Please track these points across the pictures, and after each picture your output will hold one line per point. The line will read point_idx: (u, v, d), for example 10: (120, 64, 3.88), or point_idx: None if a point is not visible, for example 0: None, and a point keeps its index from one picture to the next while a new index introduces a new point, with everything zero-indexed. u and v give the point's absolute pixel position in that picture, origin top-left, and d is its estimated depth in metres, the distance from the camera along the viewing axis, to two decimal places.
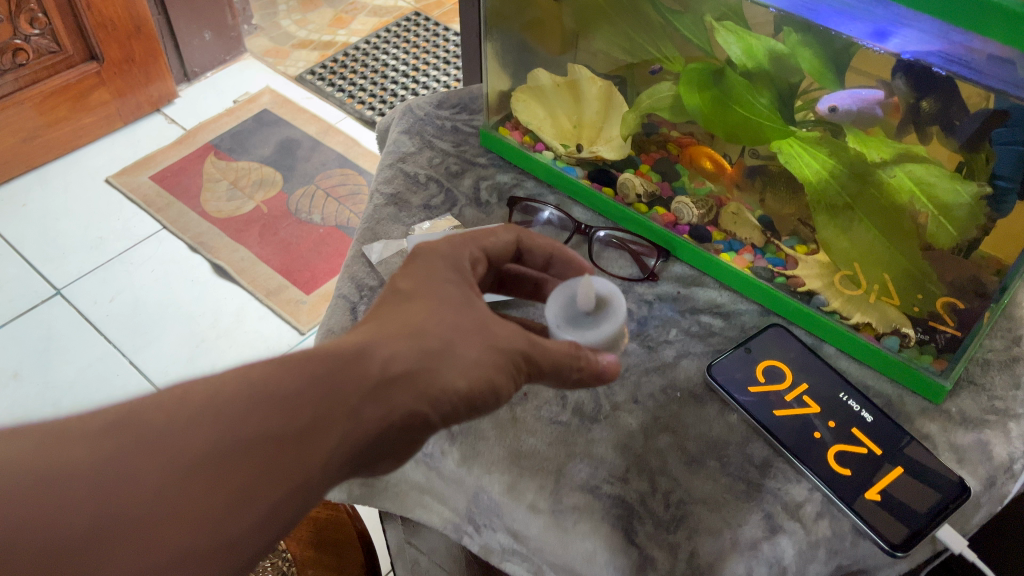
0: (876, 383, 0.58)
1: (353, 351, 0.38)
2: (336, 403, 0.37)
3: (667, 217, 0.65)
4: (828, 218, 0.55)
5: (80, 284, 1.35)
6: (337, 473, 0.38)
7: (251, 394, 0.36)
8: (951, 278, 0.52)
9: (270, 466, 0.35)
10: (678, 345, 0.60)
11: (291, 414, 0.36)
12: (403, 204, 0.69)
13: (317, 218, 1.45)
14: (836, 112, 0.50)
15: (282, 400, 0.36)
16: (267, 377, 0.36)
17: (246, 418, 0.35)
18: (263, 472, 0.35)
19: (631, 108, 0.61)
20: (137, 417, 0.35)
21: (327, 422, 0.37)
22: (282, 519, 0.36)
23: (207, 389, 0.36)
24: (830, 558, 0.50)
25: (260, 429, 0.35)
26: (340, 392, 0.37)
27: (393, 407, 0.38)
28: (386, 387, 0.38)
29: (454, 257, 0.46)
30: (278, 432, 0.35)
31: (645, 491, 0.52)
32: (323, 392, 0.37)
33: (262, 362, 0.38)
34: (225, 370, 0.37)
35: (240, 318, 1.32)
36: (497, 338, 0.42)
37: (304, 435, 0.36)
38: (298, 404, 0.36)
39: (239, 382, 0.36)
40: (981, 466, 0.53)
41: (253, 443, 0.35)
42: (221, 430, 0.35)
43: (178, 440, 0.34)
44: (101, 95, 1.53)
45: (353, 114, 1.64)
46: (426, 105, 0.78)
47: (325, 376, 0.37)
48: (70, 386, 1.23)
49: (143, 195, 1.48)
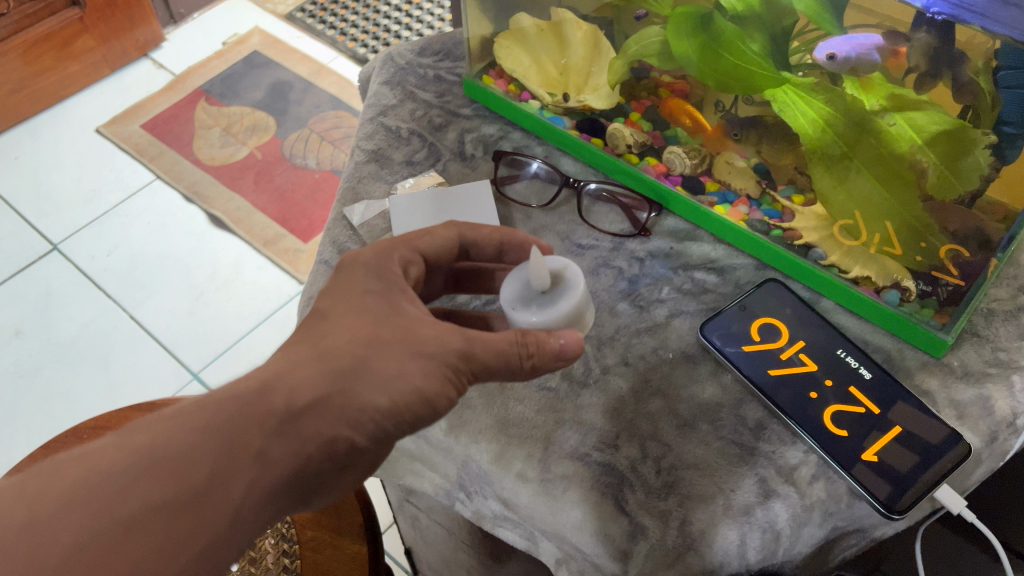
0: (875, 338, 0.56)
1: (257, 389, 0.38)
2: (235, 455, 0.36)
3: (658, 168, 0.63)
4: (824, 169, 0.52)
5: (75, 239, 1.34)
6: (258, 516, 0.38)
7: (137, 461, 0.36)
8: (955, 228, 0.49)
9: (172, 532, 0.36)
10: (671, 304, 0.59)
11: (182, 475, 0.36)
12: (384, 160, 0.67)
13: (312, 163, 1.42)
14: (834, 60, 0.48)
15: (170, 463, 0.36)
16: (158, 439, 0.36)
17: (140, 486, 0.36)
18: (161, 540, 0.35)
19: (619, 53, 0.59)
20: (36, 494, 0.36)
21: (226, 476, 0.36)
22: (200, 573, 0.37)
23: (91, 464, 0.36)
24: (826, 520, 0.49)
25: (148, 499, 0.35)
26: (242, 438, 0.37)
27: (306, 443, 0.37)
28: (294, 422, 0.37)
29: (379, 264, 0.44)
30: (168, 498, 0.36)
31: (635, 457, 0.51)
32: (217, 446, 0.36)
33: (159, 420, 0.38)
34: (120, 435, 0.37)
35: (238, 269, 1.30)
36: (445, 351, 0.40)
37: (200, 495, 0.36)
38: (191, 463, 0.36)
39: (125, 452, 0.36)
40: (982, 422, 0.51)
41: (148, 511, 0.35)
42: (106, 506, 0.35)
43: (60, 526, 0.35)
44: (86, 42, 1.48)
45: (346, 52, 1.59)
46: (407, 53, 0.75)
47: (221, 426, 0.37)
48: (71, 343, 1.23)
49: (135, 145, 1.45)
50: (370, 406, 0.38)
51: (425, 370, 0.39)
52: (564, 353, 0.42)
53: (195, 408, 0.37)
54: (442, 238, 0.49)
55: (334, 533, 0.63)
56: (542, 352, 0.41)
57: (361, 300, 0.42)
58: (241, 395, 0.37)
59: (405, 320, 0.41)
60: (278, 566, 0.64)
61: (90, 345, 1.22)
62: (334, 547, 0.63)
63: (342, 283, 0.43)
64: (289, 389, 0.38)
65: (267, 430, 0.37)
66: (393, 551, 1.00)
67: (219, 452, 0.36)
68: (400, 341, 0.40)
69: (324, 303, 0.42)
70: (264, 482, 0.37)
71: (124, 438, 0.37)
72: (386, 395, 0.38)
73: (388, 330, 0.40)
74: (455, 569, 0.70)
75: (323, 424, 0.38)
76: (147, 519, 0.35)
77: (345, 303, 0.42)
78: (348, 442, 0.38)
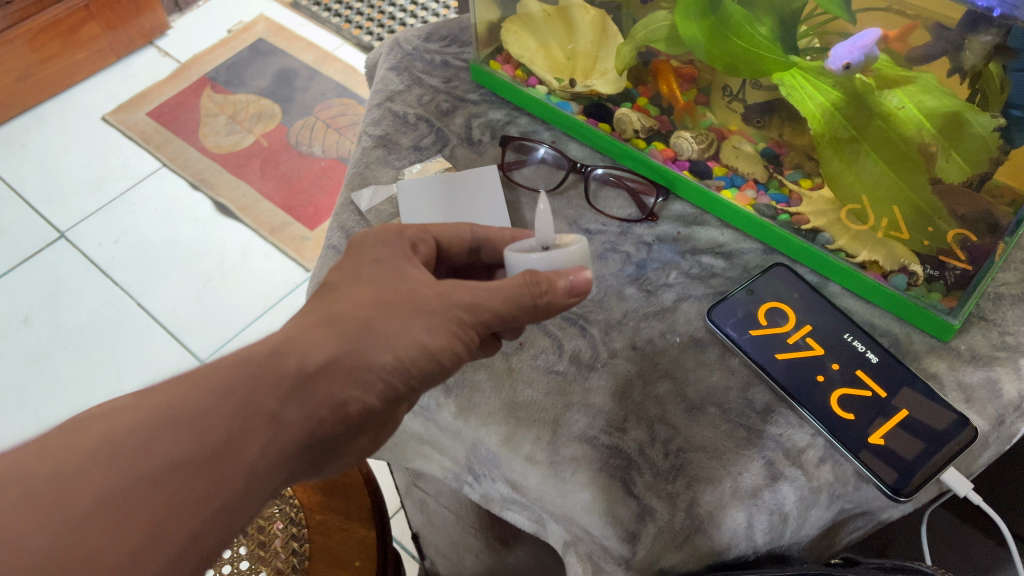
0: (882, 322, 0.56)
1: (268, 354, 0.37)
2: (251, 414, 0.36)
3: (666, 153, 0.63)
4: (833, 152, 0.52)
5: (83, 226, 1.34)
6: (271, 481, 0.37)
7: (156, 419, 0.35)
8: (963, 212, 0.49)
9: (193, 487, 0.34)
10: (678, 288, 0.59)
11: (201, 435, 0.35)
12: (392, 145, 0.67)
13: (318, 150, 1.42)
14: (851, 69, 0.47)
15: (189, 420, 0.35)
16: (173, 399, 0.35)
17: (157, 443, 0.34)
18: (182, 497, 0.34)
19: (627, 38, 0.59)
20: (50, 454, 0.34)
21: (243, 435, 0.36)
22: (218, 535, 0.35)
23: (110, 423, 0.35)
24: (833, 502, 0.49)
25: (170, 455, 0.34)
26: (257, 399, 0.36)
27: (317, 405, 0.38)
28: (306, 385, 0.37)
29: (387, 236, 0.45)
30: (189, 455, 0.34)
31: (643, 440, 0.51)
32: (234, 406, 0.36)
33: (169, 384, 0.37)
34: (128, 399, 0.36)
35: (245, 256, 1.31)
36: (450, 305, 0.41)
37: (219, 452, 0.35)
38: (208, 423, 0.35)
39: (145, 410, 0.35)
40: (990, 405, 0.52)
41: (169, 468, 0.34)
42: (126, 464, 0.34)
43: (75, 484, 0.33)
44: (92, 29, 1.47)
45: (351, 40, 1.59)
46: (414, 38, 0.75)
47: (236, 388, 0.36)
48: (80, 330, 1.23)
49: (141, 133, 1.45)
50: (378, 365, 0.39)
51: (429, 326, 0.40)
52: (574, 291, 0.43)
53: (209, 371, 0.37)
54: (455, 231, 0.49)
55: (343, 518, 0.65)
56: (553, 290, 0.42)
57: (369, 267, 0.43)
58: (256, 357, 0.37)
59: (407, 284, 0.42)
60: (285, 550, 0.62)
61: (99, 332, 1.23)
62: (343, 530, 0.64)
63: (354, 263, 0.43)
64: (301, 352, 0.38)
65: (283, 389, 0.37)
66: (401, 537, 1.01)
67: (236, 410, 0.36)
68: (403, 301, 0.41)
69: (334, 279, 0.43)
70: (279, 444, 0.37)
71: (140, 399, 0.36)
72: (391, 352, 0.39)
73: (393, 295, 0.41)
74: (463, 553, 0.71)
75: (333, 386, 0.38)
76: (168, 476, 0.34)
77: (353, 272, 0.42)
78: (358, 403, 0.39)
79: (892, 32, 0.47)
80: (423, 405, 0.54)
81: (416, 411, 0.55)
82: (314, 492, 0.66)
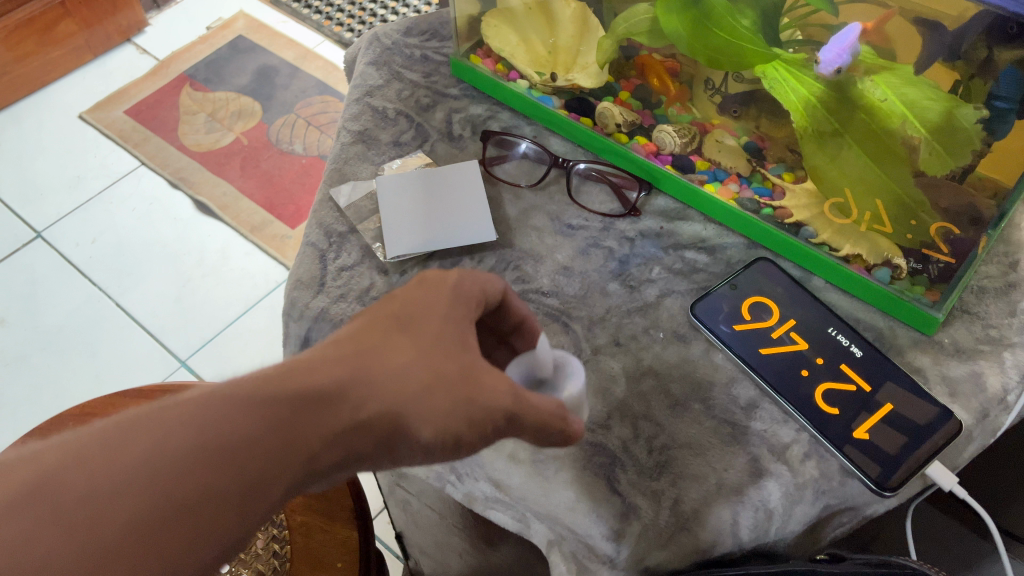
0: (866, 317, 0.56)
1: (330, 389, 0.32)
2: (299, 453, 0.31)
3: (648, 147, 0.62)
4: (816, 146, 0.52)
5: (60, 226, 1.32)
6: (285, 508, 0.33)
7: (199, 447, 0.30)
8: (946, 204, 0.49)
9: (216, 528, 0.30)
10: (661, 284, 0.58)
11: (242, 472, 0.30)
12: (372, 141, 0.66)
13: (298, 148, 1.41)
14: (841, 71, 0.48)
15: (232, 452, 0.30)
16: (218, 423, 0.30)
17: (194, 474, 0.29)
18: (207, 537, 0.30)
19: (608, 31, 0.59)
20: (84, 458, 0.29)
21: (283, 476, 0.31)
22: (221, 563, 0.32)
23: (148, 438, 0.29)
24: (818, 498, 0.49)
25: (210, 490, 0.30)
26: (306, 438, 0.31)
27: (360, 445, 0.33)
28: (349, 432, 0.32)
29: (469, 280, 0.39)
30: (226, 494, 0.30)
31: (627, 437, 0.50)
32: (279, 442, 0.31)
33: (196, 404, 0.30)
34: (163, 413, 0.30)
35: (225, 255, 1.29)
36: (500, 407, 0.35)
37: (252, 491, 0.31)
38: (252, 457, 0.30)
39: (186, 433, 0.30)
40: (974, 398, 0.51)
41: (203, 505, 0.29)
42: (159, 491, 0.29)
43: (110, 504, 0.29)
44: (68, 27, 1.45)
45: (332, 37, 1.57)
46: (393, 32, 0.74)
47: (284, 421, 0.31)
48: (58, 331, 1.22)
49: (119, 131, 1.43)
50: (414, 438, 0.33)
51: (472, 419, 0.34)
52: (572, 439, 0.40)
53: (260, 388, 0.31)
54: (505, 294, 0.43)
55: (324, 519, 0.64)
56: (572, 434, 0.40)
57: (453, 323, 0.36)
58: (311, 387, 0.32)
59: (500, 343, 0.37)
60: (266, 552, 0.62)
61: (77, 333, 1.21)
62: (325, 531, 0.63)
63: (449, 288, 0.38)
64: (363, 394, 0.33)
65: (341, 428, 0.32)
66: (384, 537, 1.00)
67: (281, 449, 0.31)
68: (463, 379, 0.34)
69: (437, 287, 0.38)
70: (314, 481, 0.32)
71: (177, 415, 0.30)
72: (431, 426, 0.34)
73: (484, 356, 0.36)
74: (448, 553, 0.70)
75: (365, 439, 0.33)
76: (193, 513, 0.29)
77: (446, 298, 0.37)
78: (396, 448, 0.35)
79: (869, 24, 0.46)
80: None
81: None
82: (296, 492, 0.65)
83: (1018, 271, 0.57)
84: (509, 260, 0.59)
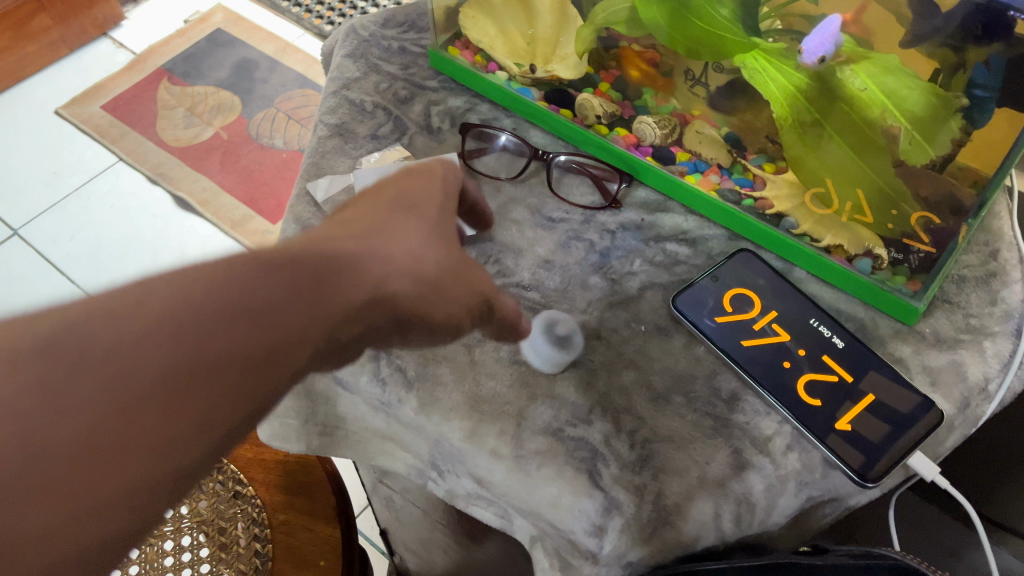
0: (847, 307, 0.56)
1: (340, 260, 0.38)
2: (316, 314, 0.36)
3: (628, 139, 0.62)
4: (796, 136, 0.52)
5: (37, 223, 1.31)
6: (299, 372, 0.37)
7: (225, 306, 0.33)
8: (926, 193, 0.49)
9: (234, 395, 0.34)
10: (643, 276, 0.58)
11: (264, 331, 0.34)
12: (349, 134, 0.65)
13: (279, 142, 1.39)
14: (825, 61, 0.47)
15: (257, 310, 0.34)
16: (245, 285, 0.34)
17: (221, 334, 0.33)
18: (232, 397, 0.34)
19: (587, 21, 0.58)
20: (113, 305, 0.32)
21: (301, 344, 0.36)
22: (235, 430, 0.35)
23: (180, 291, 0.33)
24: (801, 490, 0.49)
25: (230, 345, 0.33)
26: (319, 304, 0.36)
27: (365, 307, 0.39)
28: (360, 309, 0.38)
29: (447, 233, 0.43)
30: (247, 353, 0.34)
31: (608, 432, 0.50)
32: (298, 309, 0.35)
33: (232, 260, 0.35)
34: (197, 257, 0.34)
35: (205, 251, 1.28)
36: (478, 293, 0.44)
37: (184, 385, 0.32)
38: (274, 318, 0.34)
39: (219, 288, 0.34)
40: (955, 388, 0.51)
41: (225, 363, 0.33)
42: (191, 343, 0.32)
43: (138, 354, 0.31)
44: (43, 21, 1.43)
45: (311, 30, 1.56)
46: (371, 24, 0.73)
47: (302, 281, 0.36)
48: (36, 330, 1.21)
49: (96, 126, 1.41)
50: (391, 281, 0.40)
51: (453, 293, 0.43)
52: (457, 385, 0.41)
53: (281, 262, 0.36)
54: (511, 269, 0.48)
55: (307, 517, 0.63)
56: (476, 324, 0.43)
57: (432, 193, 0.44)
58: (324, 256, 0.37)
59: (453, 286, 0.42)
60: (248, 551, 0.61)
61: None
62: (308, 530, 0.63)
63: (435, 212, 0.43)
64: (372, 267, 0.39)
65: (243, 357, 0.34)
66: (368, 532, 1.00)
67: (302, 314, 0.35)
68: (451, 274, 0.42)
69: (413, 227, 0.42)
70: (329, 343, 0.37)
71: (210, 262, 0.34)
72: (412, 253, 0.41)
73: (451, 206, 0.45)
74: (432, 550, 0.70)
75: (371, 317, 0.39)
76: (174, 401, 0.32)
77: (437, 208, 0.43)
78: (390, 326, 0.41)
79: (847, 13, 0.46)
80: (385, 400, 0.53)
81: (379, 407, 0.54)
82: (278, 491, 0.64)
83: (998, 260, 0.57)
84: (489, 253, 0.59)
